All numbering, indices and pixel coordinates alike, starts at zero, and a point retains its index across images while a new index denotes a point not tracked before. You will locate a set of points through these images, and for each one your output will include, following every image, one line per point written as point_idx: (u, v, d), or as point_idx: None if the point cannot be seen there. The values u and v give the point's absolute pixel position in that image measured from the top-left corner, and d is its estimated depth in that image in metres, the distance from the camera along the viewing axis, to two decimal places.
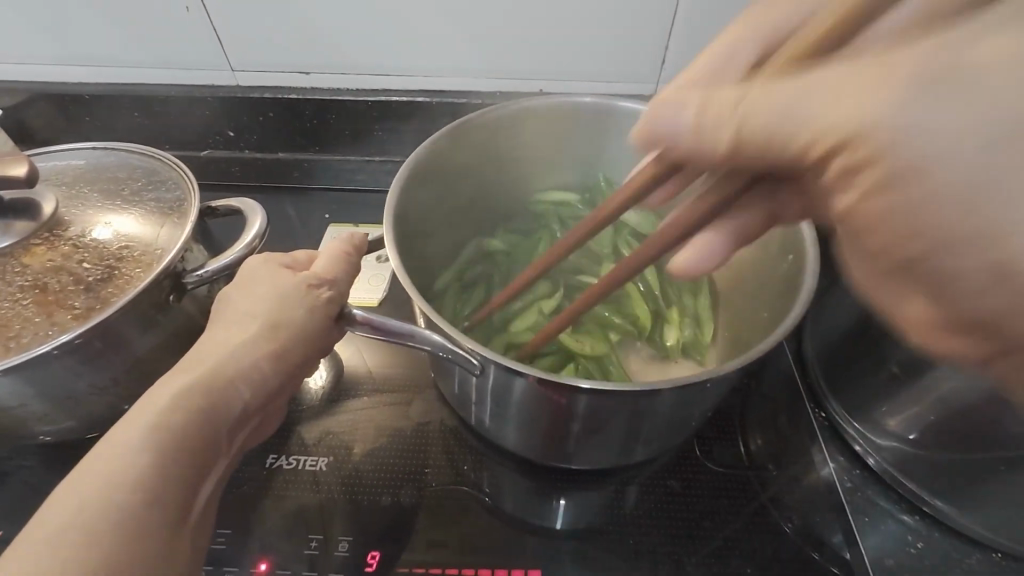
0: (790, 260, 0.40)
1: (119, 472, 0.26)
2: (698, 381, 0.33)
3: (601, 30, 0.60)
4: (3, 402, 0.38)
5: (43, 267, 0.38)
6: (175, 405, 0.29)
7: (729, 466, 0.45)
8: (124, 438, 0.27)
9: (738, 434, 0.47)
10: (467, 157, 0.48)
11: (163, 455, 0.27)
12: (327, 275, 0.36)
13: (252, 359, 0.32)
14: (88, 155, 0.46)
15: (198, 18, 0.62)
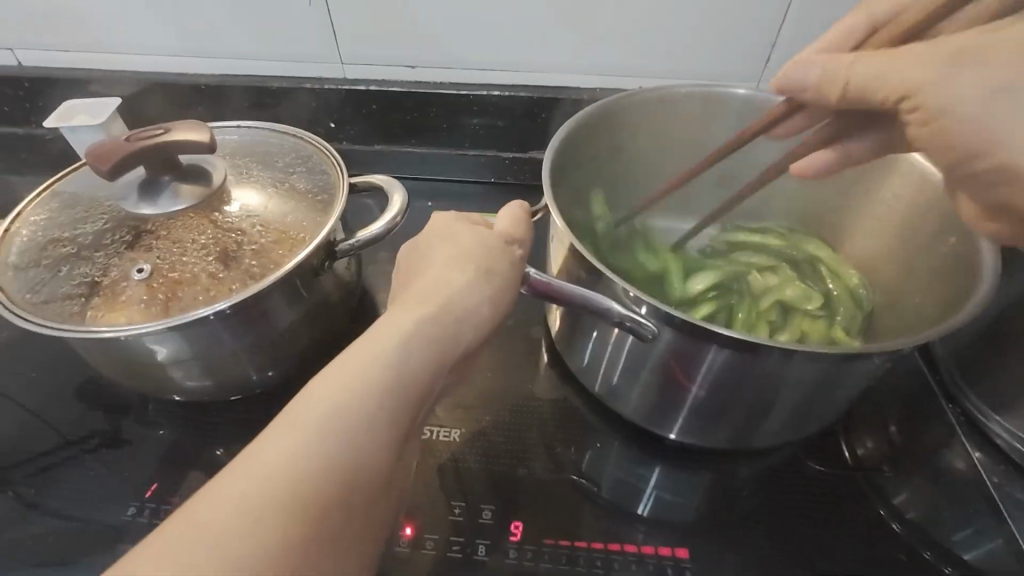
0: (952, 243, 0.39)
1: (374, 385, 0.29)
2: (870, 352, 0.33)
3: (710, 27, 0.60)
4: (162, 361, 0.40)
5: (221, 228, 0.40)
6: (413, 332, 0.31)
7: (838, 465, 0.45)
8: (379, 353, 0.30)
9: (847, 435, 0.46)
10: (618, 134, 0.49)
11: (405, 378, 0.30)
12: (516, 234, 0.37)
13: (472, 303, 0.34)
14: (236, 133, 0.49)
15: (318, 12, 0.65)
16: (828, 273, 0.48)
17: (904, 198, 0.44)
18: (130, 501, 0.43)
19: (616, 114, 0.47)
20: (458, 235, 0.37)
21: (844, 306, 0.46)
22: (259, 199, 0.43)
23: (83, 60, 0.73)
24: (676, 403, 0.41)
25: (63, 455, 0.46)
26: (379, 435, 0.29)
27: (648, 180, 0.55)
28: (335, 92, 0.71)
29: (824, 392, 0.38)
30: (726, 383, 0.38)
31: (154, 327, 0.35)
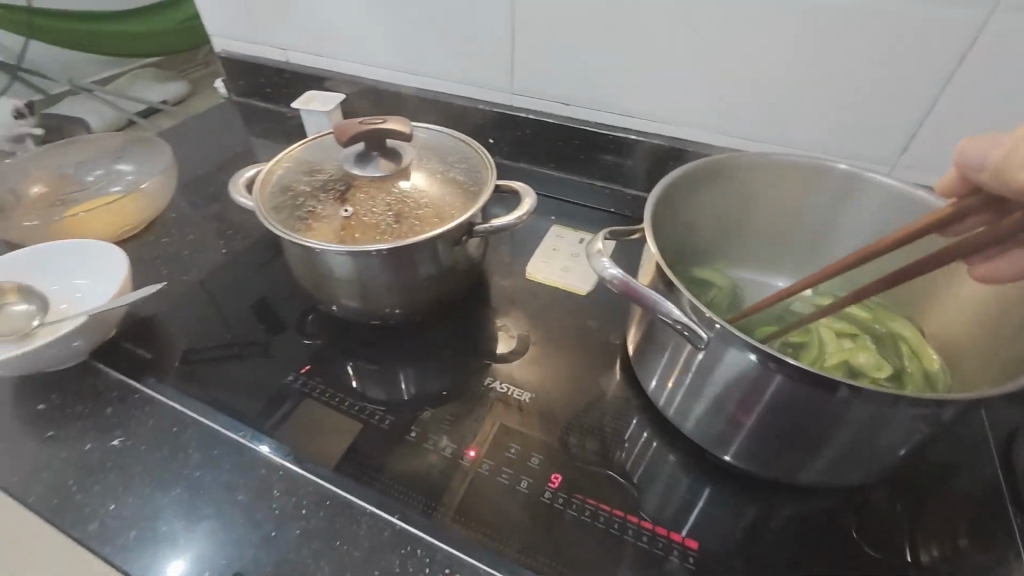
0: None
1: None
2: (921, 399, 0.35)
3: (847, 110, 0.64)
4: (334, 275, 0.54)
5: (401, 196, 0.56)
6: None
7: (891, 552, 0.45)
8: None
9: (912, 535, 0.46)
10: (723, 188, 0.56)
11: None
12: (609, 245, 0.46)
13: None
14: (421, 132, 0.65)
15: (503, 51, 0.80)
16: (909, 352, 0.49)
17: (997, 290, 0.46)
18: (289, 371, 0.58)
19: (726, 168, 0.54)
20: None
21: (914, 384, 0.47)
22: (427, 182, 0.58)
23: (329, 64, 0.97)
24: (731, 429, 0.44)
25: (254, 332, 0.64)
26: None
27: (751, 232, 0.61)
28: (501, 114, 0.86)
29: (868, 439, 0.39)
30: (782, 418, 0.40)
31: (340, 250, 0.50)
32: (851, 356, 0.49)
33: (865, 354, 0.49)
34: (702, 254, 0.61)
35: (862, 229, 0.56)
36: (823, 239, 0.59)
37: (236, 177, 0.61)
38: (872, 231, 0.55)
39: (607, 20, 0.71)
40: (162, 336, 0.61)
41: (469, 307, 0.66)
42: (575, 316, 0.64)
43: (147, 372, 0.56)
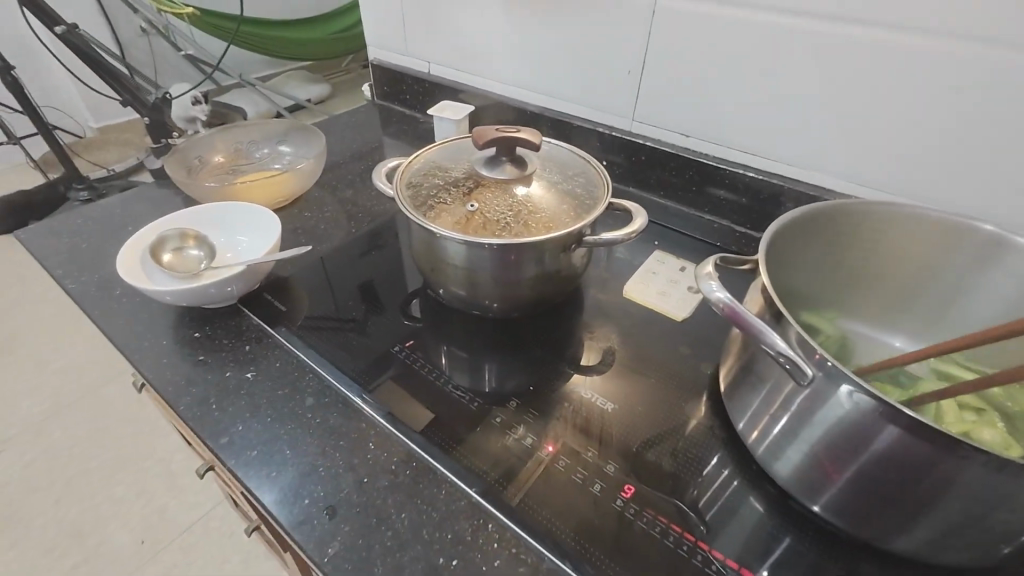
0: None
1: None
2: None
3: (1002, 171, 0.59)
4: (450, 262, 0.59)
5: (520, 200, 0.60)
6: None
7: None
8: None
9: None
10: (842, 236, 0.54)
11: None
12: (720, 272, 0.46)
13: None
14: (547, 146, 0.69)
15: (631, 79, 0.84)
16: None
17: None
18: (395, 342, 0.64)
19: (848, 214, 0.53)
20: None
21: None
22: (546, 191, 0.62)
23: (464, 78, 1.07)
24: (825, 476, 0.42)
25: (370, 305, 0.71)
26: None
27: (869, 285, 0.58)
28: (618, 139, 0.89)
29: (984, 516, 0.36)
30: (886, 474, 0.38)
31: (459, 239, 0.56)
32: (976, 428, 0.45)
33: (992, 430, 0.45)
34: (810, 301, 0.59)
35: (1000, 296, 0.51)
36: (950, 302, 0.55)
37: (378, 166, 0.69)
38: (1011, 299, 0.51)
39: (741, 58, 0.71)
40: (296, 294, 0.70)
41: (563, 314, 0.69)
42: (666, 340, 0.64)
43: (280, 321, 0.65)
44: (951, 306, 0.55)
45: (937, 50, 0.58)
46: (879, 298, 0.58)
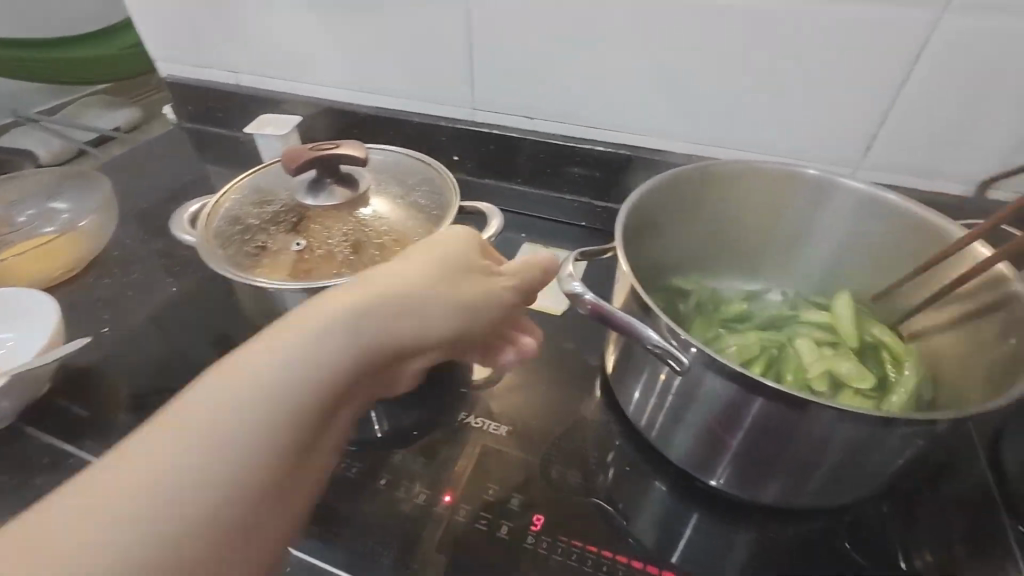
0: (1013, 343, 0.40)
1: (217, 468, 0.27)
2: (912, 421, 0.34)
3: (809, 114, 0.64)
4: (289, 311, 0.50)
5: (356, 224, 0.52)
6: (197, 481, 0.26)
7: (887, 564, 0.44)
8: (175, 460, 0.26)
9: (906, 538, 0.45)
10: (691, 199, 0.54)
11: (261, 431, 0.29)
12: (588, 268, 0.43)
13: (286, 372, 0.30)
14: (383, 153, 0.61)
15: (463, 66, 0.78)
16: (891, 356, 0.49)
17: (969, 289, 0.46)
18: None
19: (695, 180, 0.52)
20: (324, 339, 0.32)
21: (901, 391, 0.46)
22: (388, 207, 0.54)
23: (281, 85, 0.93)
24: (716, 450, 0.42)
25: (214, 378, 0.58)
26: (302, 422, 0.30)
27: (725, 243, 0.59)
28: (464, 131, 0.83)
29: (862, 459, 0.37)
30: (767, 440, 0.38)
31: (291, 286, 0.46)
32: (837, 369, 0.47)
33: (851, 365, 0.47)
34: (675, 269, 0.59)
35: (832, 233, 0.55)
36: (793, 246, 0.59)
37: (179, 211, 0.56)
38: (841, 233, 0.55)
39: (568, 32, 0.69)
40: (103, 390, 0.55)
41: None
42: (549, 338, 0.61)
43: (85, 431, 0.51)
44: (794, 248, 0.59)
45: (740, 5, 0.60)
46: (733, 251, 0.60)
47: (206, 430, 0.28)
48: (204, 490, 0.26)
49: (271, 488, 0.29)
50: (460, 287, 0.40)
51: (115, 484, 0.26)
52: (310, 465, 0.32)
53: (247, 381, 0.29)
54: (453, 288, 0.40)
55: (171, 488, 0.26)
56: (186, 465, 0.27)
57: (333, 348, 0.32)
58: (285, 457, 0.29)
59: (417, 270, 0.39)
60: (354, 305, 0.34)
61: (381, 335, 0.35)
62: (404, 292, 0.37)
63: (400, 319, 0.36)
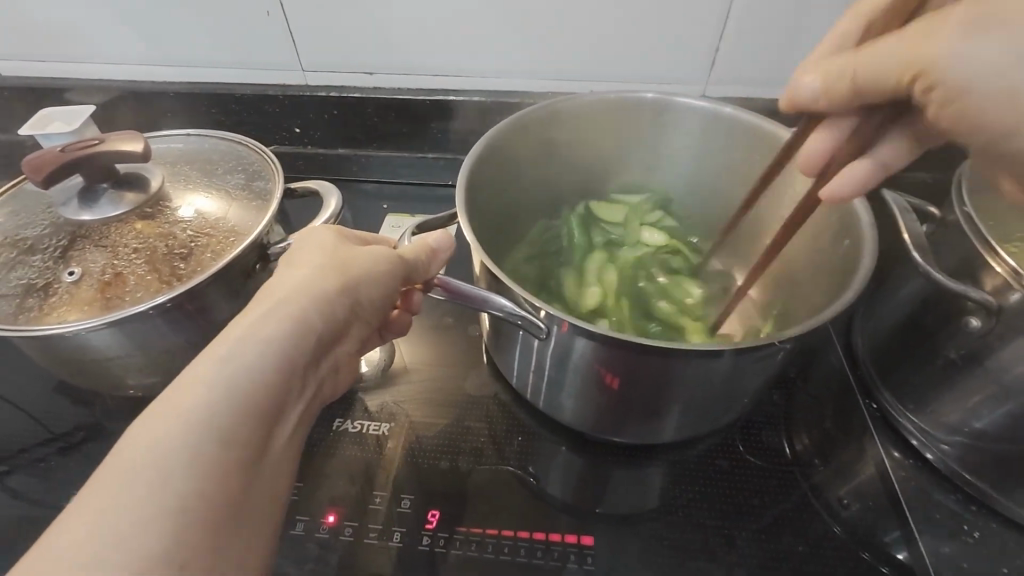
0: (845, 245, 0.42)
1: (213, 457, 0.26)
2: (759, 344, 0.34)
3: (652, 31, 0.61)
4: (94, 354, 0.41)
5: (152, 233, 0.42)
6: (190, 487, 0.25)
7: (769, 459, 0.45)
8: (142, 459, 0.24)
9: (788, 431, 0.47)
10: (537, 147, 0.51)
11: (241, 417, 0.27)
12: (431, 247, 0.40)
13: (253, 362, 0.29)
14: (184, 140, 0.51)
15: (276, 21, 0.66)
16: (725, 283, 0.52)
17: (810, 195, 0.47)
18: (72, 489, 0.45)
19: (536, 125, 0.49)
20: (270, 321, 0.31)
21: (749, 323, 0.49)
22: (195, 207, 0.45)
23: (56, 70, 0.75)
24: (601, 407, 0.42)
25: (40, 449, 0.48)
26: (275, 395, 0.29)
27: (583, 185, 0.58)
28: (298, 98, 0.73)
29: (728, 382, 0.39)
30: (642, 385, 0.39)
31: (94, 322, 0.37)
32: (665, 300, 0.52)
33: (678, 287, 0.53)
34: (539, 216, 0.58)
35: (687, 156, 0.54)
36: (653, 176, 0.57)
37: None
38: (696, 154, 0.54)
39: None
40: None
41: None
42: (427, 313, 0.57)
43: None
44: (651, 178, 0.58)
45: None
46: (595, 193, 0.59)
47: (150, 492, 0.24)
48: (155, 560, 0.23)
49: (232, 523, 0.26)
50: (353, 266, 0.35)
51: (85, 524, 0.23)
52: (281, 448, 0.30)
53: (169, 436, 0.25)
54: (351, 267, 0.35)
55: (112, 560, 0.22)
56: (131, 543, 0.23)
57: (261, 366, 0.29)
58: (241, 483, 0.27)
59: (308, 265, 0.35)
60: (273, 319, 0.31)
61: (304, 337, 0.32)
62: (316, 299, 0.33)
63: (312, 314, 0.32)
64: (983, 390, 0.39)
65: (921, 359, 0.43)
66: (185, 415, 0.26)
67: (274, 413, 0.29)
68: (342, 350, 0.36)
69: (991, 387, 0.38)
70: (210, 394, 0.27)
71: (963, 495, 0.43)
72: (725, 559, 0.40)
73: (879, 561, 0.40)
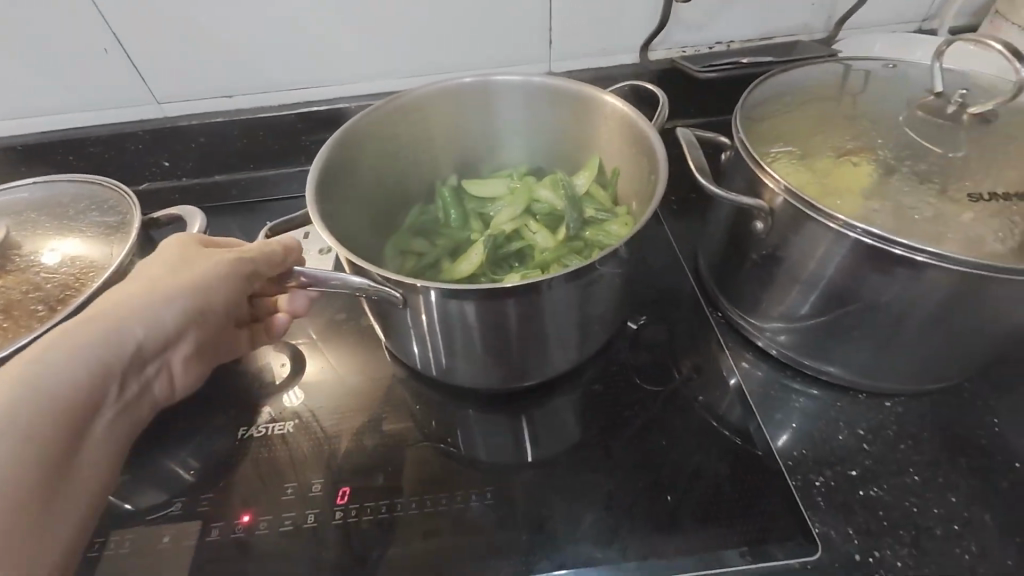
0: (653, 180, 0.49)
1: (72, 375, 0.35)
2: (578, 271, 0.40)
3: (489, 20, 0.66)
4: None
5: (6, 284, 0.43)
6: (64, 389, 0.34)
7: (640, 377, 0.52)
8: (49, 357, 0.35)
9: (655, 350, 0.54)
10: (388, 143, 0.55)
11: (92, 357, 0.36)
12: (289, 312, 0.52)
13: (141, 311, 0.38)
14: (30, 189, 0.50)
15: (117, 58, 0.66)
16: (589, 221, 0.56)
17: (629, 147, 0.53)
18: None
19: (380, 122, 0.53)
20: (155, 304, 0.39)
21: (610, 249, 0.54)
22: (49, 253, 0.45)
23: None
24: (488, 364, 0.47)
25: None
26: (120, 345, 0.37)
27: (445, 172, 0.62)
28: (158, 133, 0.72)
29: (575, 312, 0.44)
30: (504, 332, 0.44)
31: None
32: (535, 251, 0.56)
33: (545, 233, 0.56)
34: (411, 206, 0.62)
35: (531, 129, 0.60)
36: (506, 152, 0.62)
37: None
38: (534, 125, 0.59)
39: None
40: None
41: None
42: (321, 315, 0.59)
43: None
44: (506, 154, 0.63)
45: None
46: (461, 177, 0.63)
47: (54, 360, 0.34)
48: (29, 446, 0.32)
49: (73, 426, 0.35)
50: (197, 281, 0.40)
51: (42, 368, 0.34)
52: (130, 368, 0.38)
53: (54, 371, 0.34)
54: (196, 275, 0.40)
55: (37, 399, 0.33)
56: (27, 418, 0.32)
57: (77, 398, 0.35)
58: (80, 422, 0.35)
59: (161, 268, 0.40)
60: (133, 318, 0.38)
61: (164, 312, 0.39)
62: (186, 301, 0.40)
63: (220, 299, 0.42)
64: (784, 285, 0.46)
65: (739, 269, 0.50)
66: (160, 305, 0.39)
67: (107, 491, 0.38)
68: (178, 354, 0.42)
69: (787, 280, 0.46)
70: (214, 255, 0.42)
71: (793, 372, 0.51)
72: (606, 467, 0.46)
73: (731, 437, 0.47)
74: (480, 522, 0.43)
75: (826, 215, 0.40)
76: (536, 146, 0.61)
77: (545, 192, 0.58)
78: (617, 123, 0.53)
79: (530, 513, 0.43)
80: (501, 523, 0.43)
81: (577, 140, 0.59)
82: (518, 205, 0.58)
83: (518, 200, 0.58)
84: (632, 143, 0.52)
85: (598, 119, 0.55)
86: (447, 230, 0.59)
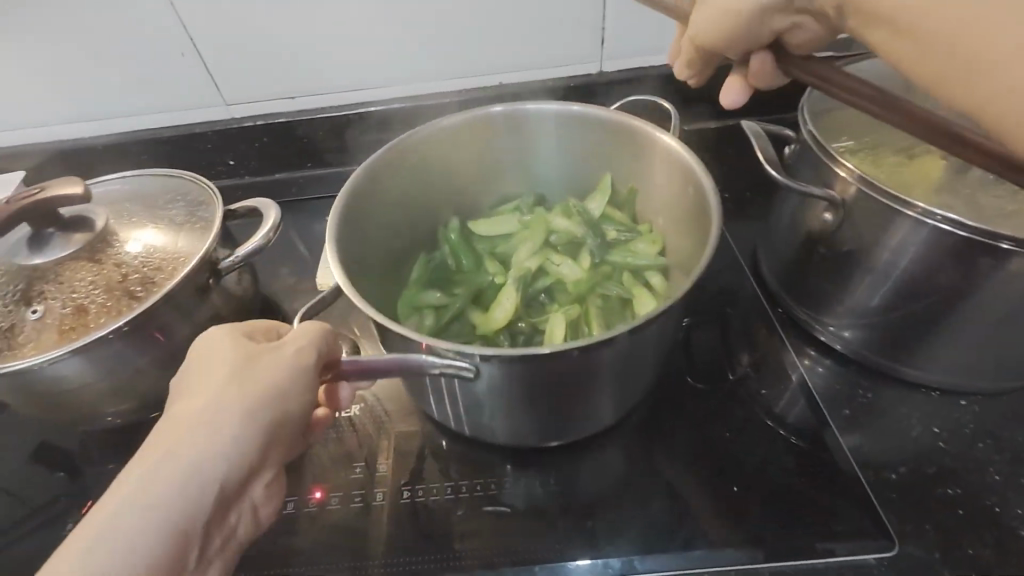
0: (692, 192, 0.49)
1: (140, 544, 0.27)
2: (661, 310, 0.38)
3: (544, 21, 0.67)
4: (64, 385, 0.43)
5: (105, 266, 0.46)
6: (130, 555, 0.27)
7: (697, 372, 0.51)
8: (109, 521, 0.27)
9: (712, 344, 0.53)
10: (409, 179, 0.57)
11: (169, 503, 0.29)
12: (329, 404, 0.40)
13: (219, 443, 0.31)
14: (123, 181, 0.54)
15: (193, 62, 0.70)
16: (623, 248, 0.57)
17: (666, 175, 0.54)
18: (64, 522, 0.47)
19: (402, 158, 0.55)
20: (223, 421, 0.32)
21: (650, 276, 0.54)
22: (140, 239, 0.48)
23: None
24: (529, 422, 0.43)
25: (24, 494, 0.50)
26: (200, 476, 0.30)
27: (464, 206, 0.63)
28: (226, 133, 0.76)
29: (636, 362, 0.41)
30: (563, 391, 0.40)
31: (63, 350, 0.41)
32: (564, 284, 0.56)
33: (571, 265, 0.56)
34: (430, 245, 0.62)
35: (544, 159, 0.61)
36: (529, 181, 0.63)
37: None
38: (557, 153, 0.60)
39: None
40: None
41: None
42: None
43: None
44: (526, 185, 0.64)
45: None
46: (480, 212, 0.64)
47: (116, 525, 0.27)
48: None
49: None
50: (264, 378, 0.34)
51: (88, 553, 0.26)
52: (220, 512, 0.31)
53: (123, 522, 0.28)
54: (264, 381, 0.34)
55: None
56: None
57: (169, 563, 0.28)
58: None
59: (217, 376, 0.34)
60: (193, 442, 0.31)
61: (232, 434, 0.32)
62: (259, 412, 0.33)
63: (293, 398, 0.34)
64: (855, 278, 0.45)
65: (805, 263, 0.49)
66: (233, 424, 0.32)
67: None
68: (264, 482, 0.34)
69: (858, 273, 0.45)
70: (282, 346, 0.36)
71: (861, 369, 0.50)
72: (665, 456, 0.46)
73: (794, 434, 0.46)
74: (543, 506, 0.44)
75: (905, 204, 0.40)
76: (558, 174, 0.62)
77: (581, 223, 0.57)
78: (654, 146, 0.53)
79: (594, 502, 0.44)
80: (563, 508, 0.44)
81: (600, 166, 0.60)
82: (545, 234, 0.58)
83: (547, 231, 0.58)
84: (674, 169, 0.52)
85: (628, 143, 0.56)
86: (460, 276, 0.59)
